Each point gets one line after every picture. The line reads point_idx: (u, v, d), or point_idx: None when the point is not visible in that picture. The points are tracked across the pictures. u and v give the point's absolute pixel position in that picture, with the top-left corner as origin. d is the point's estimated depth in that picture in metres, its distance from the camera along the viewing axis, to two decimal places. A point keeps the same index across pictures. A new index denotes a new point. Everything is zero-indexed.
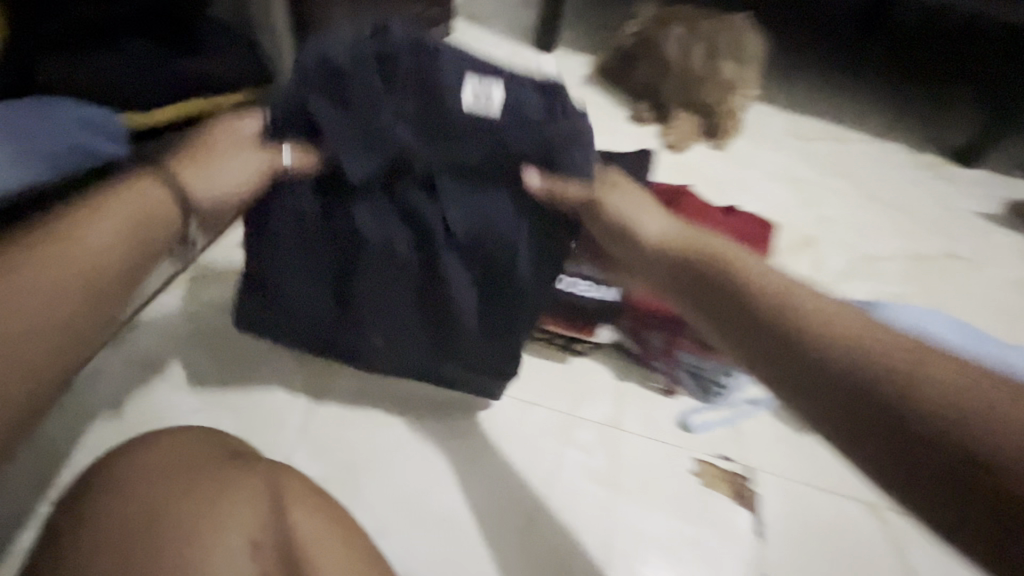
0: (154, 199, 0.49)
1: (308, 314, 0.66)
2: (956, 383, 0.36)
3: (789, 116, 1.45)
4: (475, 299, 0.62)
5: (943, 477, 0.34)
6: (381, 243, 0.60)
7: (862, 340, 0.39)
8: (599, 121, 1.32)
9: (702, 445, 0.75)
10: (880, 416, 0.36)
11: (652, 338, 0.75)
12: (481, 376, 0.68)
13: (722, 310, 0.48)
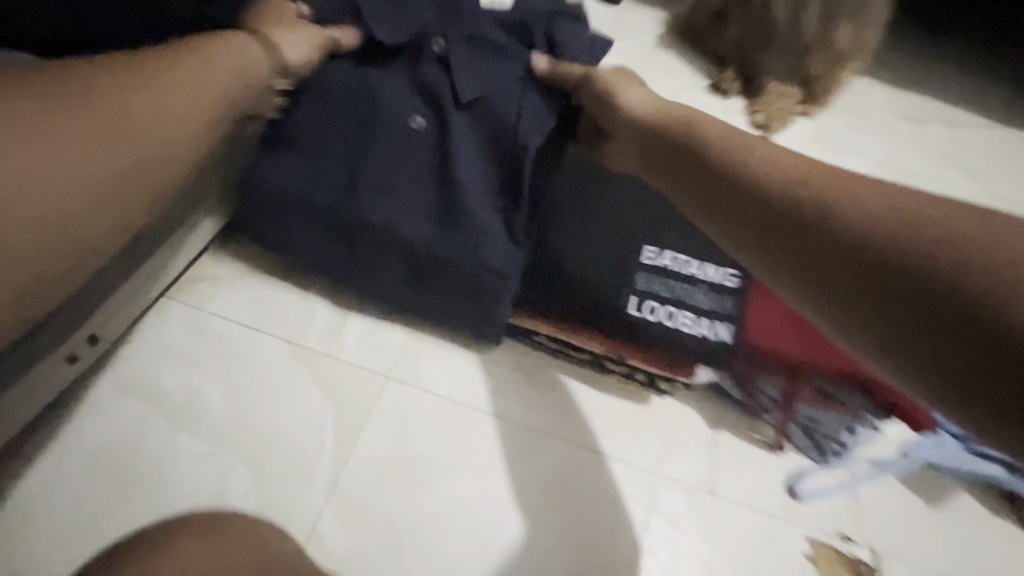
0: (246, 51, 0.51)
1: (307, 202, 0.59)
2: (935, 214, 0.34)
3: (896, 93, 1.23)
4: (487, 181, 0.59)
5: (958, 320, 0.31)
6: (401, 109, 0.59)
7: (866, 204, 0.37)
8: (673, 93, 1.12)
9: (816, 519, 0.60)
10: (887, 282, 0.34)
11: (766, 389, 0.61)
12: (478, 303, 0.59)
13: (737, 215, 0.44)
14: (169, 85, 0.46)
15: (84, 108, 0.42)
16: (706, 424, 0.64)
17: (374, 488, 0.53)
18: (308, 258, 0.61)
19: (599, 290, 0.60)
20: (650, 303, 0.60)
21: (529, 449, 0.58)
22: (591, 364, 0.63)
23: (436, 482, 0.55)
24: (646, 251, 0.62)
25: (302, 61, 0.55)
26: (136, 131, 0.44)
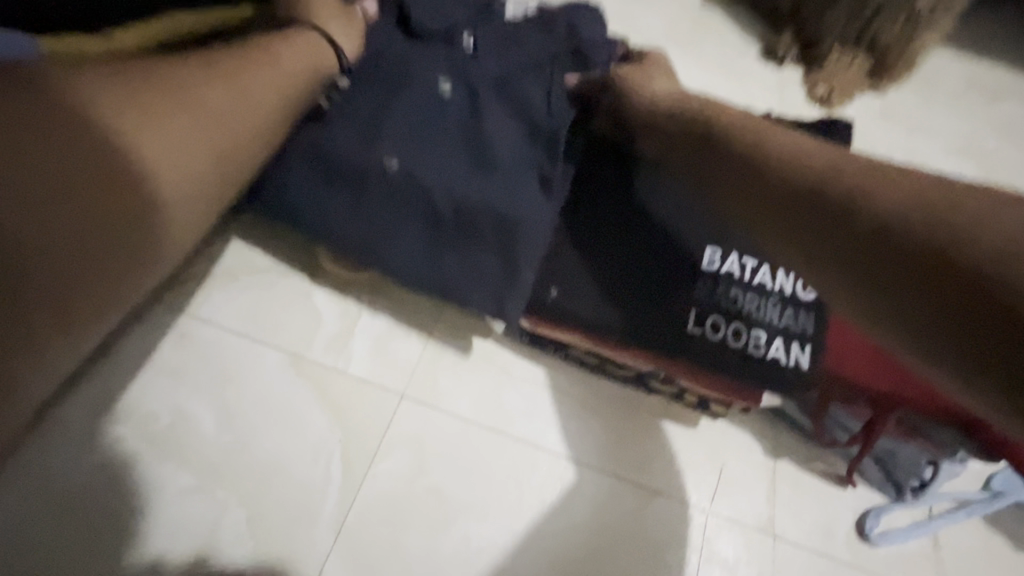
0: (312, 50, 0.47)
1: (334, 154, 0.51)
2: (932, 193, 0.33)
3: (970, 64, 1.09)
4: (526, 143, 0.54)
5: (958, 277, 0.29)
6: (431, 45, 0.54)
7: (877, 182, 0.35)
8: (722, 59, 0.99)
9: (888, 566, 0.53)
10: (894, 257, 0.32)
11: (835, 415, 0.54)
12: (504, 262, 0.51)
13: (753, 202, 0.41)
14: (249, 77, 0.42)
15: (159, 94, 0.36)
16: (764, 453, 0.55)
17: (388, 529, 0.47)
18: (306, 219, 0.51)
19: (649, 298, 0.51)
20: (711, 317, 0.50)
21: (561, 483, 0.52)
22: (632, 382, 0.55)
23: (459, 521, 0.49)
24: (707, 252, 0.52)
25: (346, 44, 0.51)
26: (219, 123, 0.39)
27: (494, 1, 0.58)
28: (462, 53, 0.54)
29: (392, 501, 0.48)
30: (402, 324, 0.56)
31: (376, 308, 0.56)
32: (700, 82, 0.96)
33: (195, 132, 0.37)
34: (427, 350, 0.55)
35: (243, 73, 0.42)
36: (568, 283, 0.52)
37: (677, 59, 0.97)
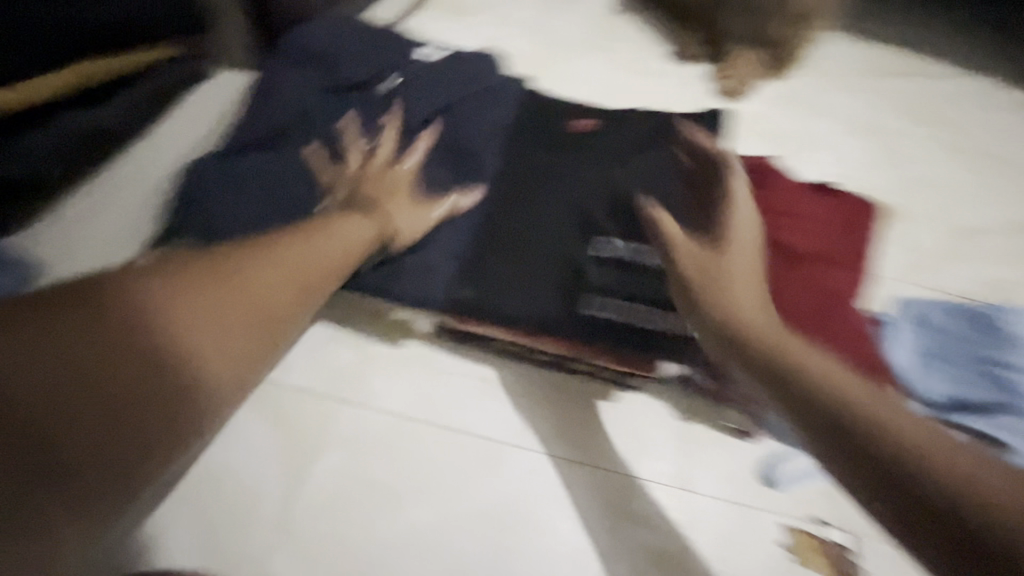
0: (350, 231, 0.54)
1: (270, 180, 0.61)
2: (958, 464, 0.36)
3: (864, 45, 1.18)
4: (433, 158, 0.64)
5: (920, 506, 0.36)
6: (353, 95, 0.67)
7: (856, 397, 0.42)
8: (635, 61, 1.06)
9: (791, 506, 0.59)
10: (880, 469, 0.38)
11: (731, 371, 0.59)
12: (420, 249, 0.59)
13: (777, 379, 0.45)
14: (295, 249, 0.50)
15: (217, 272, 0.44)
16: (675, 417, 0.61)
17: (326, 524, 0.51)
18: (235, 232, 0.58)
19: (550, 288, 0.58)
20: (606, 297, 0.58)
21: (489, 464, 0.56)
22: (550, 364, 0.60)
23: (394, 510, 0.52)
24: (600, 242, 0.60)
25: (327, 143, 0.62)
26: (258, 293, 0.45)
27: (407, 55, 0.70)
28: (379, 95, 0.67)
29: (328, 496, 0.52)
30: (333, 335, 0.60)
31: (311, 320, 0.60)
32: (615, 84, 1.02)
33: (236, 311, 0.43)
34: (358, 356, 0.59)
35: (289, 247, 0.49)
36: (481, 278, 0.58)
37: (591, 65, 1.04)
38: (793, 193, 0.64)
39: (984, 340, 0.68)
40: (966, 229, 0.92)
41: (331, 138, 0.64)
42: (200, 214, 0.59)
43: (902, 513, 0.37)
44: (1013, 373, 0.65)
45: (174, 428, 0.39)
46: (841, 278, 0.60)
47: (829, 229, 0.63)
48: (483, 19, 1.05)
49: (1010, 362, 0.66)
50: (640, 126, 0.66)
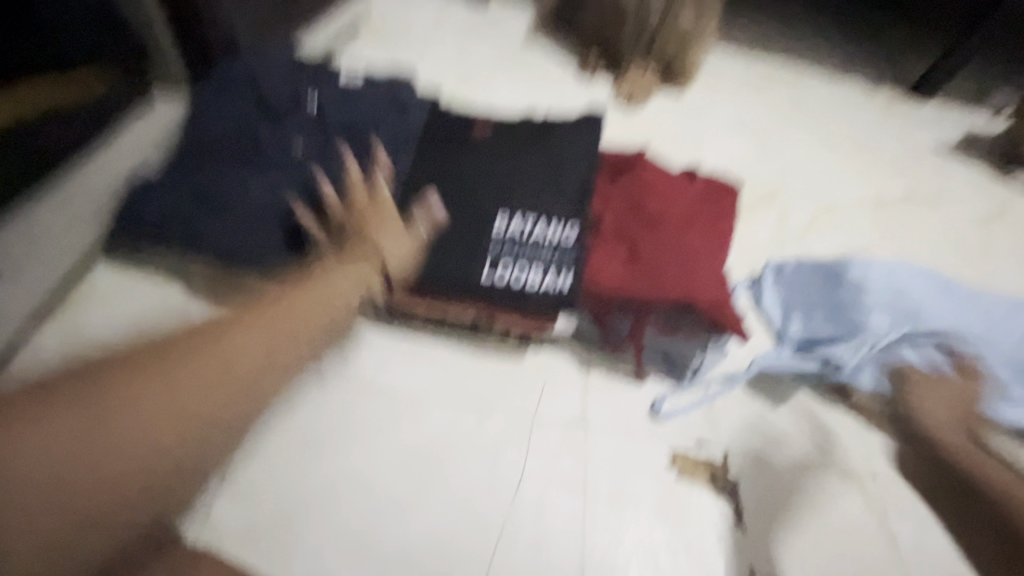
0: (344, 285, 0.57)
1: (202, 189, 0.70)
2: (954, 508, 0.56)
3: (743, 61, 1.38)
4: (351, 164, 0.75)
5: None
6: (281, 112, 0.76)
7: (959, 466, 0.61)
8: (545, 77, 1.20)
9: (675, 432, 0.69)
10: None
11: (617, 321, 0.68)
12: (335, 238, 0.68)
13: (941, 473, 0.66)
14: (295, 300, 0.51)
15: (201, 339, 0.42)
16: (575, 367, 0.72)
17: (264, 470, 0.58)
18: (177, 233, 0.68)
19: (455, 262, 0.67)
20: (502, 266, 0.66)
21: (411, 415, 0.64)
22: (464, 329, 0.70)
23: (327, 455, 0.60)
24: (498, 222, 0.69)
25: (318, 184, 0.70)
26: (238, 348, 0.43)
27: (329, 76, 0.81)
28: (305, 112, 0.77)
29: (267, 447, 0.60)
30: None
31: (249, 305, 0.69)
32: (525, 97, 1.14)
33: (200, 366, 0.40)
34: None
35: (289, 302, 0.50)
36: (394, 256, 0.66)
37: (506, 81, 1.16)
38: (659, 177, 0.77)
39: (835, 287, 0.80)
40: (830, 206, 1.09)
41: (259, 152, 0.73)
42: (141, 222, 0.68)
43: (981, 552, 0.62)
44: (856, 311, 0.76)
45: (142, 481, 0.35)
46: (699, 238, 0.72)
47: (692, 203, 0.76)
48: (405, 46, 1.17)
49: (855, 302, 0.77)
50: (532, 129, 0.79)
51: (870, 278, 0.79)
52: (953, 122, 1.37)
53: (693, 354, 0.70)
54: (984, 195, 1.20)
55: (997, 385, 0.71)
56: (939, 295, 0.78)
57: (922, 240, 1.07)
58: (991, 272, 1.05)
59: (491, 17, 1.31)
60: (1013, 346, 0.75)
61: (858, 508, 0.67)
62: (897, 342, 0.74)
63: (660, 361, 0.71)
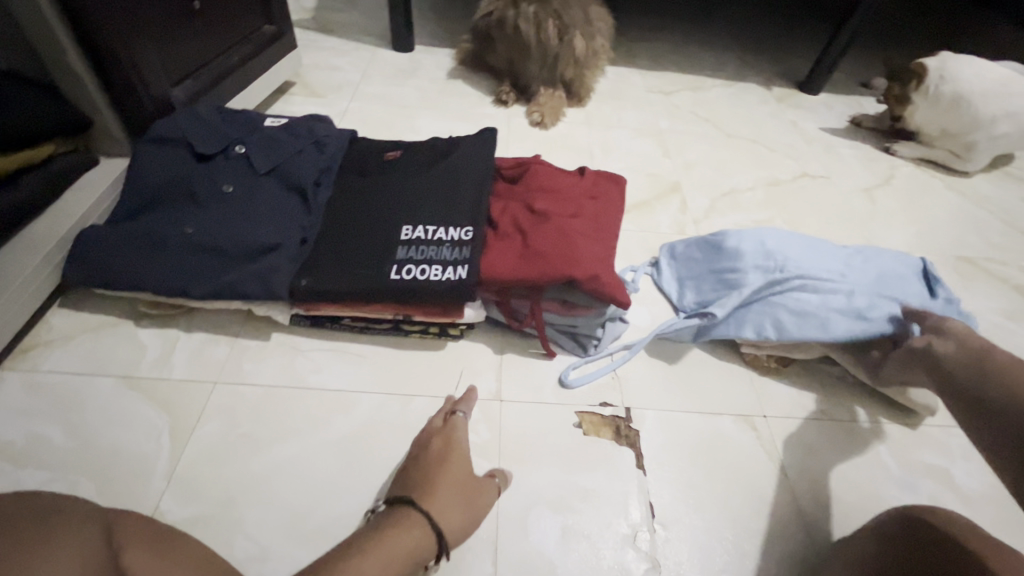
0: (471, 476, 0.59)
1: (139, 229, 0.77)
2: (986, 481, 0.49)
3: (647, 76, 1.53)
4: (277, 195, 0.84)
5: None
6: (211, 157, 0.86)
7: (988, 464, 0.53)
8: (463, 109, 1.32)
9: (584, 397, 0.77)
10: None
11: (518, 304, 0.79)
12: (263, 260, 0.76)
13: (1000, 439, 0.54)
14: (449, 475, 0.57)
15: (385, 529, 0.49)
16: (492, 351, 0.81)
17: (208, 467, 0.65)
18: (118, 271, 0.75)
19: (367, 267, 0.76)
20: (408, 265, 0.75)
21: (342, 407, 0.72)
22: (390, 330, 0.79)
23: (265, 450, 0.68)
24: (404, 229, 0.79)
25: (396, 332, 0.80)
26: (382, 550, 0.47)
27: (255, 124, 0.92)
28: (233, 155, 0.86)
29: (210, 448, 0.67)
30: (213, 338, 0.77)
31: (193, 330, 0.78)
32: (446, 128, 1.26)
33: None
34: (234, 350, 0.77)
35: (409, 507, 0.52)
36: (315, 270, 0.76)
37: (428, 116, 1.29)
38: (548, 179, 0.89)
39: (717, 258, 0.90)
40: (730, 191, 1.20)
41: (188, 191, 0.81)
42: (87, 264, 0.75)
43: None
44: (736, 273, 0.86)
45: None
46: (582, 222, 0.82)
47: (582, 197, 0.87)
48: (335, 96, 1.30)
49: (735, 267, 0.87)
50: (437, 151, 0.91)
51: (744, 245, 0.89)
52: (838, 110, 1.52)
53: (594, 323, 0.80)
54: (869, 169, 1.33)
55: (872, 307, 0.80)
56: (806, 249, 0.89)
57: (813, 212, 1.18)
58: (877, 233, 1.16)
59: (414, 64, 1.45)
60: (874, 282, 0.85)
61: (753, 443, 0.75)
62: (779, 290, 0.83)
63: (565, 325, 0.80)
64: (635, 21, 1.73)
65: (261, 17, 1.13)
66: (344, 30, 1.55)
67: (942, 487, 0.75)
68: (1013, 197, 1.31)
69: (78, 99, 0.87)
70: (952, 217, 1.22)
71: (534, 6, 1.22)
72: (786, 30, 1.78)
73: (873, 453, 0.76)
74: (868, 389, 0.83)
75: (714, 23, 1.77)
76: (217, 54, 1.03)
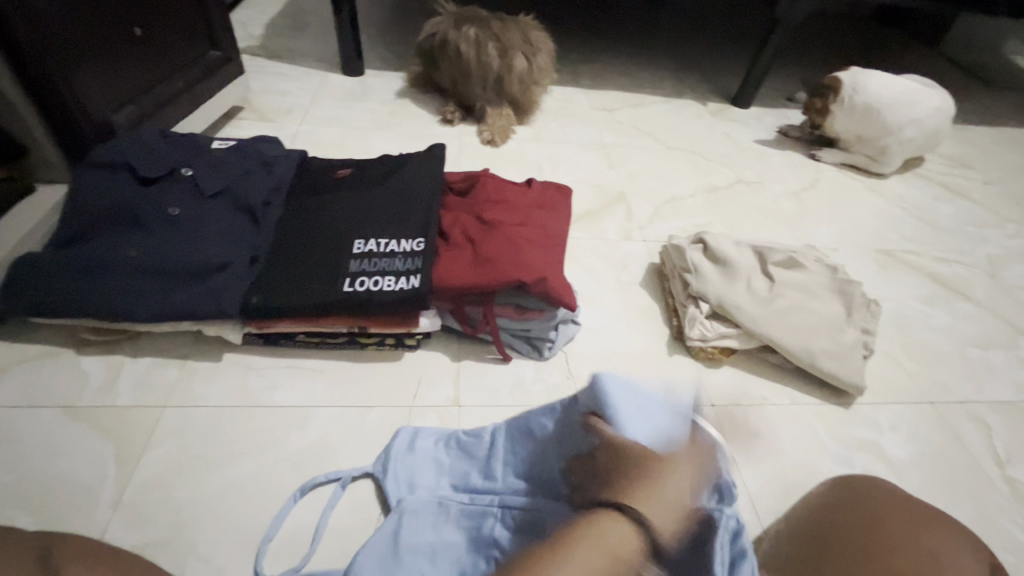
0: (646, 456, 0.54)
1: (82, 255, 0.76)
2: (907, 533, 0.55)
3: (590, 95, 1.61)
4: (227, 213, 0.84)
5: (860, 522, 0.57)
6: (153, 180, 0.85)
7: (901, 528, 0.55)
8: (412, 129, 1.35)
9: (539, 397, 0.80)
10: (846, 519, 0.59)
11: (471, 311, 0.81)
12: (212, 279, 0.76)
13: (856, 541, 0.55)
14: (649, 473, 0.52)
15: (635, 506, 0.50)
16: (450, 358, 0.82)
17: (156, 492, 0.64)
18: (55, 297, 0.73)
19: (318, 281, 0.76)
20: (360, 278, 0.76)
21: (298, 423, 0.72)
22: (347, 343, 0.80)
23: (217, 471, 0.66)
24: (355, 243, 0.81)
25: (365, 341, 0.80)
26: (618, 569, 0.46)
27: (202, 146, 0.92)
28: (180, 176, 0.86)
29: (160, 472, 0.65)
30: (161, 361, 0.76)
31: (140, 355, 0.76)
32: (397, 148, 1.29)
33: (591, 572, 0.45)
34: (183, 372, 0.75)
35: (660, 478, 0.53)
36: (266, 287, 0.76)
37: (378, 136, 1.31)
38: (495, 189, 0.93)
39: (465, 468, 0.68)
40: (671, 198, 1.27)
41: (132, 215, 0.80)
42: (21, 293, 0.73)
43: (872, 545, 0.54)
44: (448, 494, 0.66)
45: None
46: (529, 229, 0.86)
47: (529, 205, 0.92)
48: (284, 120, 1.31)
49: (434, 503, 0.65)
50: (387, 167, 0.94)
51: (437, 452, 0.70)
52: (767, 121, 1.63)
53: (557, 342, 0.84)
54: (798, 174, 1.43)
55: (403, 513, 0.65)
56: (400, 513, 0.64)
57: (746, 215, 1.26)
58: (804, 232, 1.24)
59: (364, 88, 1.48)
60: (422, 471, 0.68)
61: (701, 432, 0.79)
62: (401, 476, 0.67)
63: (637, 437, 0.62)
64: (577, 45, 1.83)
65: (206, 45, 1.13)
66: (291, 57, 1.57)
67: (874, 459, 0.80)
68: (923, 195, 1.44)
69: (12, 126, 0.85)
70: (872, 215, 1.33)
71: (473, 28, 1.30)
72: (715, 51, 1.91)
73: (811, 433, 0.82)
74: (805, 374, 0.89)
75: (651, 46, 1.88)
76: (160, 81, 1.03)
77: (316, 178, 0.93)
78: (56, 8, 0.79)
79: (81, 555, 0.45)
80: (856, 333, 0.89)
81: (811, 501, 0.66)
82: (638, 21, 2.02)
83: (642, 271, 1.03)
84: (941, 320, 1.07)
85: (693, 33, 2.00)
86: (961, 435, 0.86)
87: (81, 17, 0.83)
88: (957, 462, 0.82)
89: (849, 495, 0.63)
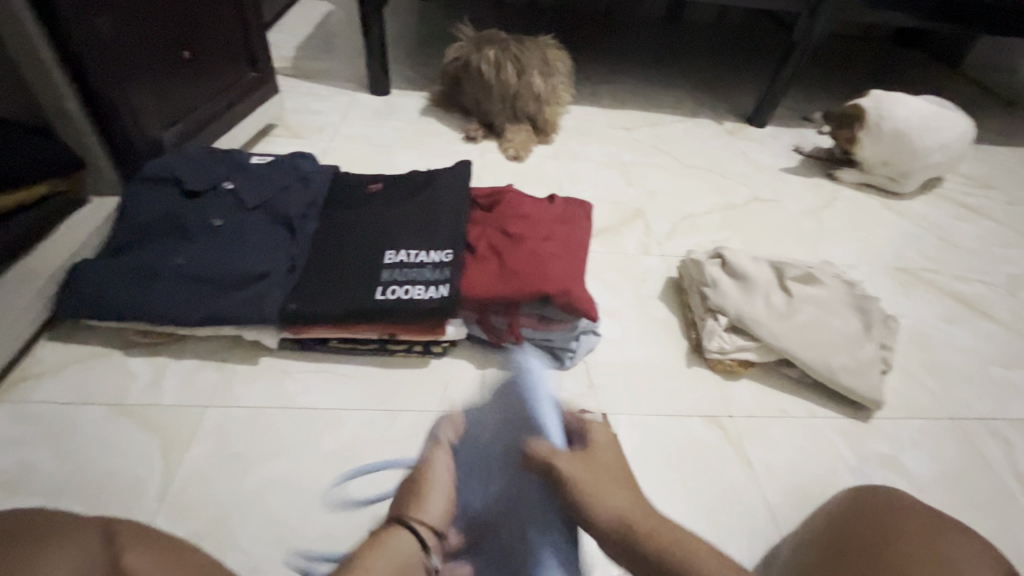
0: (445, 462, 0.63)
1: (132, 263, 0.80)
2: (922, 544, 0.56)
3: (609, 114, 1.65)
4: (267, 225, 0.89)
5: (870, 531, 0.59)
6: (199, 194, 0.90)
7: (916, 539, 0.56)
8: (437, 146, 1.40)
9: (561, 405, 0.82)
10: (856, 528, 0.60)
11: (496, 320, 0.84)
12: (253, 286, 0.80)
13: (867, 549, 0.56)
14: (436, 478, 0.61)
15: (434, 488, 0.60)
16: (475, 366, 0.85)
17: (199, 486, 0.67)
18: (109, 302, 0.77)
19: (351, 289, 0.80)
20: (392, 287, 0.80)
21: (331, 425, 0.75)
22: (377, 349, 0.83)
23: (253, 468, 0.70)
24: (387, 253, 0.85)
25: (394, 348, 0.84)
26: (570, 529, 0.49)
27: (243, 161, 0.97)
28: (222, 190, 0.91)
29: (202, 468, 0.69)
30: (203, 363, 0.80)
31: (183, 357, 0.80)
32: (422, 165, 1.34)
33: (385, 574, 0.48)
34: (223, 374, 0.79)
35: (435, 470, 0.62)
36: (303, 295, 0.80)
37: (404, 152, 1.37)
38: (519, 204, 0.97)
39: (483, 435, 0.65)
40: (689, 215, 1.29)
41: (179, 226, 0.85)
42: (78, 297, 0.78)
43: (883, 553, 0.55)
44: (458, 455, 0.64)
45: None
46: (552, 243, 0.89)
47: (552, 220, 0.95)
48: (315, 137, 1.37)
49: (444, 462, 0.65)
50: (416, 182, 0.98)
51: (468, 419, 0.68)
52: (783, 140, 1.66)
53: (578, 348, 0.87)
54: (814, 192, 1.45)
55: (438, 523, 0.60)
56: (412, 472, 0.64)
57: (764, 232, 1.27)
58: (821, 249, 1.26)
59: (391, 107, 1.54)
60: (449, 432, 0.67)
61: (720, 442, 0.80)
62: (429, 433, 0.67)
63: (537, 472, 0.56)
64: (596, 66, 1.88)
65: (246, 66, 1.20)
66: (322, 78, 1.64)
67: (893, 474, 0.81)
68: (942, 214, 1.45)
69: (73, 144, 0.91)
70: (890, 233, 1.34)
71: (494, 50, 1.36)
72: (732, 72, 1.95)
73: (830, 446, 0.83)
74: (823, 388, 0.90)
75: (668, 66, 1.93)
76: (203, 100, 1.09)
77: (348, 192, 0.98)
78: (119, 36, 0.86)
79: (143, 538, 0.49)
80: (875, 347, 0.90)
81: (825, 513, 0.67)
82: (656, 42, 2.07)
83: (661, 286, 1.05)
84: (962, 338, 1.07)
85: (709, 53, 2.04)
86: (983, 454, 0.86)
87: (139, 44, 0.90)
88: (979, 480, 0.83)
89: (864, 504, 0.64)
